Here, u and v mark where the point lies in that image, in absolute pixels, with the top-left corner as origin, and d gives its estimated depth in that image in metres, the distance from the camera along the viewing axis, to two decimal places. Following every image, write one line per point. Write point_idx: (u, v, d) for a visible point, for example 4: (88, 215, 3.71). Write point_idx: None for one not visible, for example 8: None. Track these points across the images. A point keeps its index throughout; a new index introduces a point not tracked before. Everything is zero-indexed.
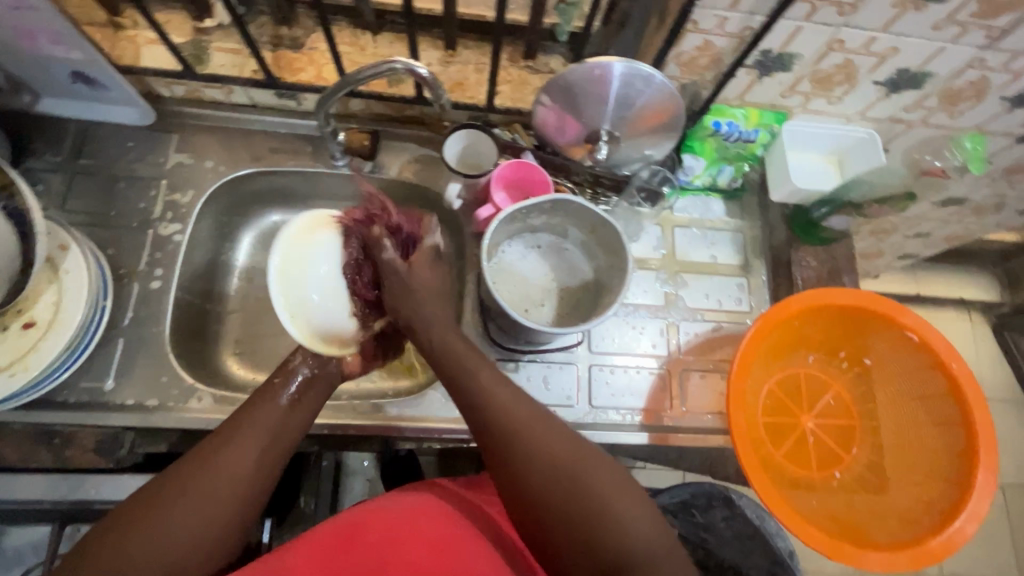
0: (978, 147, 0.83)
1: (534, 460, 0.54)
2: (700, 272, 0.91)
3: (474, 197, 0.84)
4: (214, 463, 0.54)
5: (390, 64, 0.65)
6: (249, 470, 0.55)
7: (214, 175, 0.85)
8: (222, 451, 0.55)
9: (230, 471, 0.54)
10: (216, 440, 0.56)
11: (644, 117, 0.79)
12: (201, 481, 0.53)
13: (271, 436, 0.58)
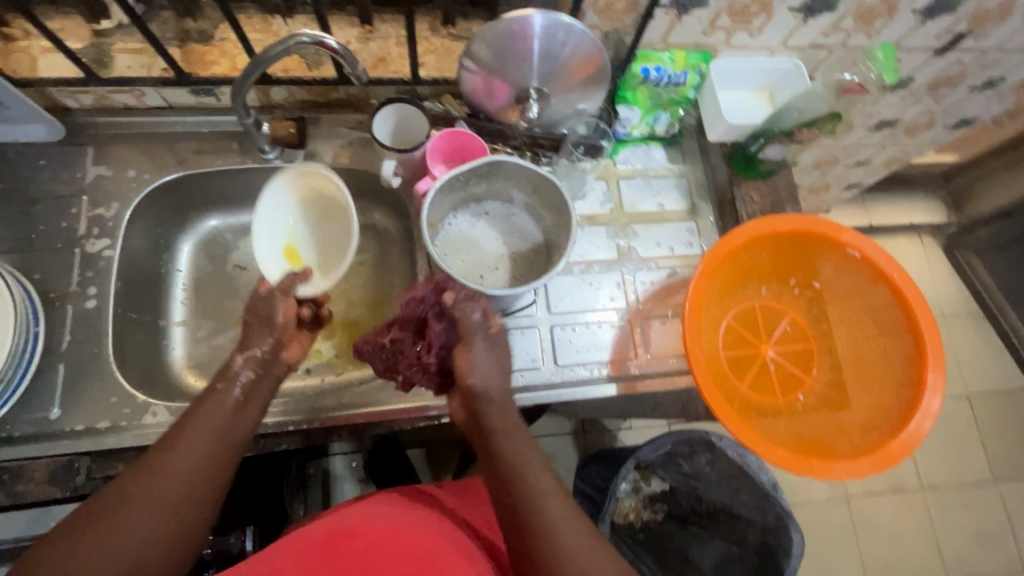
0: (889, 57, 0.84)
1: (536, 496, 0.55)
2: (649, 221, 0.91)
3: (412, 173, 0.81)
4: (171, 458, 0.52)
5: (297, 38, 0.63)
6: (205, 468, 0.54)
7: (137, 184, 0.81)
8: (178, 450, 0.53)
9: (183, 468, 0.52)
10: (163, 444, 0.54)
11: (571, 70, 0.78)
12: (162, 478, 0.51)
13: (223, 433, 0.57)
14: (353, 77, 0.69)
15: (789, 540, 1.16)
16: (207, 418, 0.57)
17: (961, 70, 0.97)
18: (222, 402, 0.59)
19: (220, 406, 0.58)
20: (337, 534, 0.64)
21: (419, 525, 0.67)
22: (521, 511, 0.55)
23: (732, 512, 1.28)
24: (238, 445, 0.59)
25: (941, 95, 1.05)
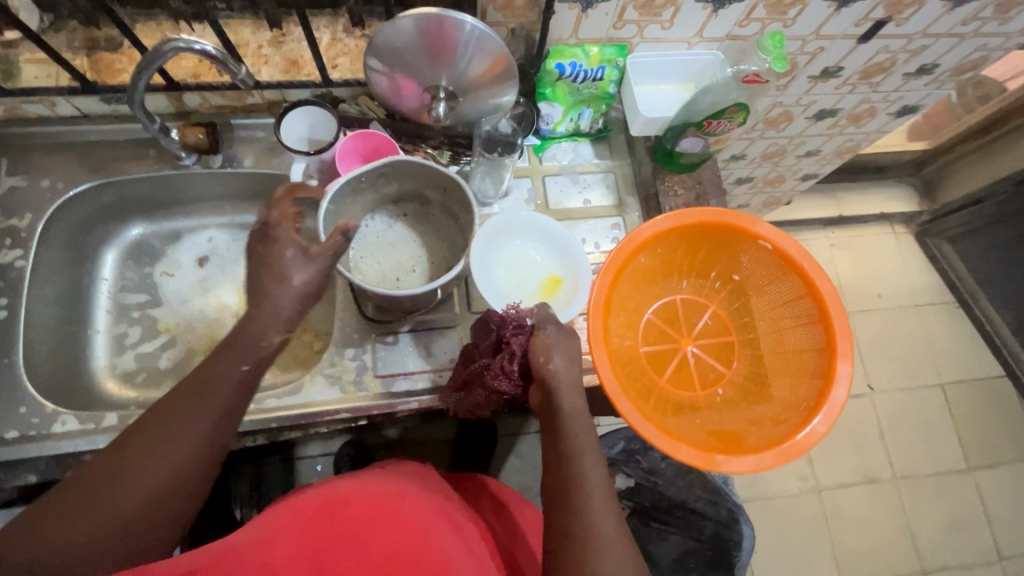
0: (779, 45, 0.76)
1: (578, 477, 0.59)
2: (575, 218, 0.91)
3: (326, 174, 0.82)
4: (163, 435, 0.54)
5: (171, 43, 0.63)
6: (201, 448, 0.55)
7: (52, 194, 0.81)
8: (177, 428, 0.54)
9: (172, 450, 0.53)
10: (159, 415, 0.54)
11: (478, 70, 0.76)
12: (155, 455, 0.53)
13: (224, 415, 0.57)
14: (241, 75, 0.70)
15: (738, 533, 1.21)
16: (208, 392, 0.56)
17: (892, 55, 0.96)
18: (231, 377, 0.57)
19: (230, 381, 0.57)
20: (328, 500, 0.61)
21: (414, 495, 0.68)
22: (562, 486, 0.59)
23: (688, 506, 1.26)
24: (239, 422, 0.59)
25: (877, 82, 1.04)
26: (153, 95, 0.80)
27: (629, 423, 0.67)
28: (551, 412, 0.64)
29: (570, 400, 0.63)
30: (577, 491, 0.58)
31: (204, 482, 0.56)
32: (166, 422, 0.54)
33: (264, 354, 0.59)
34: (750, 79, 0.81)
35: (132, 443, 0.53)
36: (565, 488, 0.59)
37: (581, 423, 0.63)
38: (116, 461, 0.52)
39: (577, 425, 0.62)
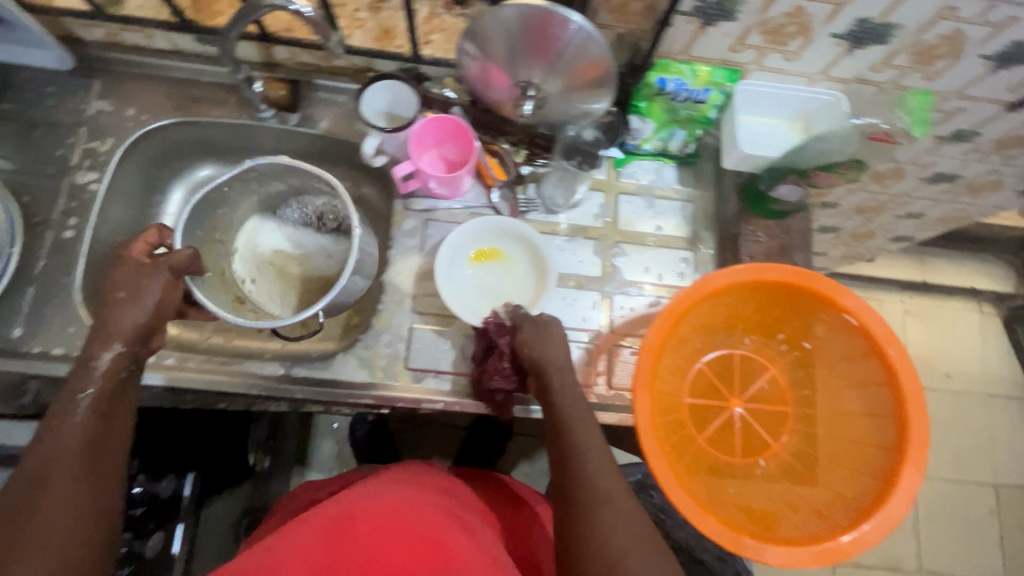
0: (922, 107, 0.76)
1: (589, 483, 0.55)
2: (643, 244, 0.85)
3: (398, 154, 0.80)
4: (38, 503, 0.48)
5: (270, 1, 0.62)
6: (86, 493, 0.51)
7: (135, 124, 0.82)
8: (48, 490, 0.49)
9: (63, 504, 0.49)
10: (27, 485, 0.49)
11: (574, 70, 0.71)
12: (37, 531, 0.47)
13: (94, 441, 0.53)
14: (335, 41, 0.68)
15: None
16: (63, 440, 0.52)
17: None
18: (83, 406, 0.54)
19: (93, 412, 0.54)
20: (332, 519, 0.60)
21: (403, 505, 0.62)
22: (562, 478, 0.57)
23: (693, 555, 1.14)
24: (120, 439, 0.56)
25: (1013, 156, 0.92)
26: (246, 42, 0.79)
27: (655, 477, 0.62)
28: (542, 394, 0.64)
29: (563, 408, 0.61)
30: (578, 475, 0.56)
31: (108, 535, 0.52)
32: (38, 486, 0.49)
33: (103, 373, 0.57)
34: (877, 136, 0.78)
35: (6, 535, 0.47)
36: (574, 497, 0.55)
37: (577, 431, 0.59)
38: (13, 543, 0.46)
39: (580, 435, 0.59)
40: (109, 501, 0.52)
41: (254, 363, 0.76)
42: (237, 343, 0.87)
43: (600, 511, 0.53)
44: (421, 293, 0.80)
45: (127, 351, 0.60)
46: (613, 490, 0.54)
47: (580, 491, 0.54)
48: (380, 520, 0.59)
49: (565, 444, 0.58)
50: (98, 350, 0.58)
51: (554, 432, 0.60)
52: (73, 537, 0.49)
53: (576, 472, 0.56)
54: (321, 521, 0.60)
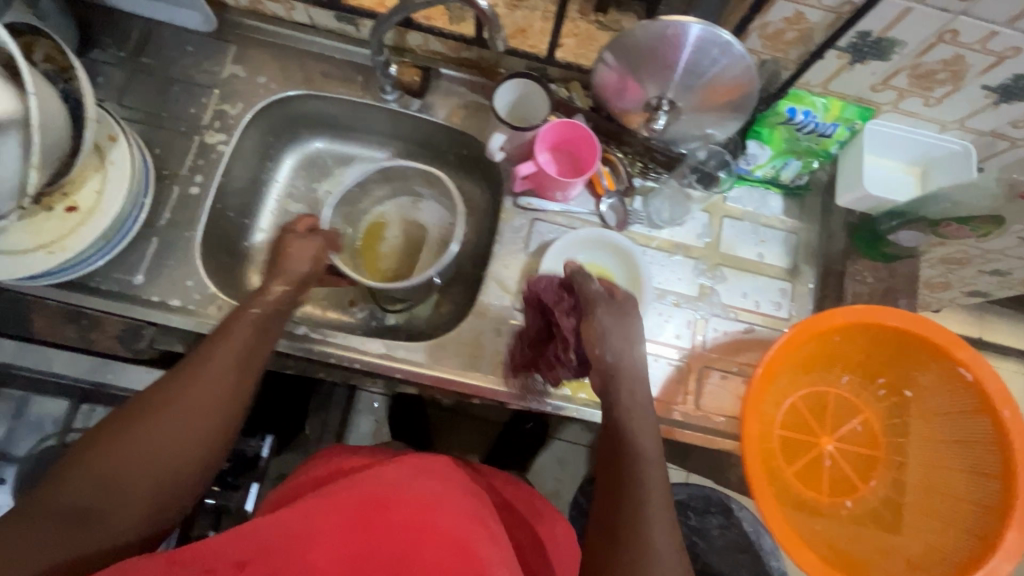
0: None
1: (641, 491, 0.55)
2: (743, 269, 0.85)
3: (517, 151, 0.80)
4: (184, 390, 0.56)
5: None
6: (222, 397, 0.58)
7: (265, 91, 0.84)
8: (193, 381, 0.57)
9: (209, 387, 0.57)
10: (196, 359, 0.59)
11: (711, 91, 0.73)
12: (173, 412, 0.55)
13: (244, 354, 0.62)
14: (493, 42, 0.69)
15: None
16: (221, 349, 0.60)
17: None
18: (246, 325, 0.64)
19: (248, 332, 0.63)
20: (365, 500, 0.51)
21: (437, 490, 0.55)
22: (619, 483, 0.56)
23: None
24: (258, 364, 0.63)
25: None
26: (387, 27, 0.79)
27: (757, 504, 0.63)
28: (610, 407, 0.61)
29: (631, 410, 0.60)
30: (632, 492, 0.55)
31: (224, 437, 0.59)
32: (189, 376, 0.57)
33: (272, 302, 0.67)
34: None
35: (150, 406, 0.55)
36: (619, 502, 0.55)
37: (643, 442, 0.59)
38: (167, 398, 0.56)
39: (643, 441, 0.59)
40: (237, 409, 0.60)
41: (357, 339, 0.78)
42: (329, 314, 0.90)
43: (644, 518, 0.54)
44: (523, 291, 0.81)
45: (289, 290, 0.70)
46: (663, 507, 0.55)
47: (631, 501, 0.55)
48: (413, 506, 0.52)
49: (627, 450, 0.58)
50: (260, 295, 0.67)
51: (609, 432, 0.60)
52: (198, 429, 0.56)
53: (631, 482, 0.56)
54: (348, 501, 0.51)
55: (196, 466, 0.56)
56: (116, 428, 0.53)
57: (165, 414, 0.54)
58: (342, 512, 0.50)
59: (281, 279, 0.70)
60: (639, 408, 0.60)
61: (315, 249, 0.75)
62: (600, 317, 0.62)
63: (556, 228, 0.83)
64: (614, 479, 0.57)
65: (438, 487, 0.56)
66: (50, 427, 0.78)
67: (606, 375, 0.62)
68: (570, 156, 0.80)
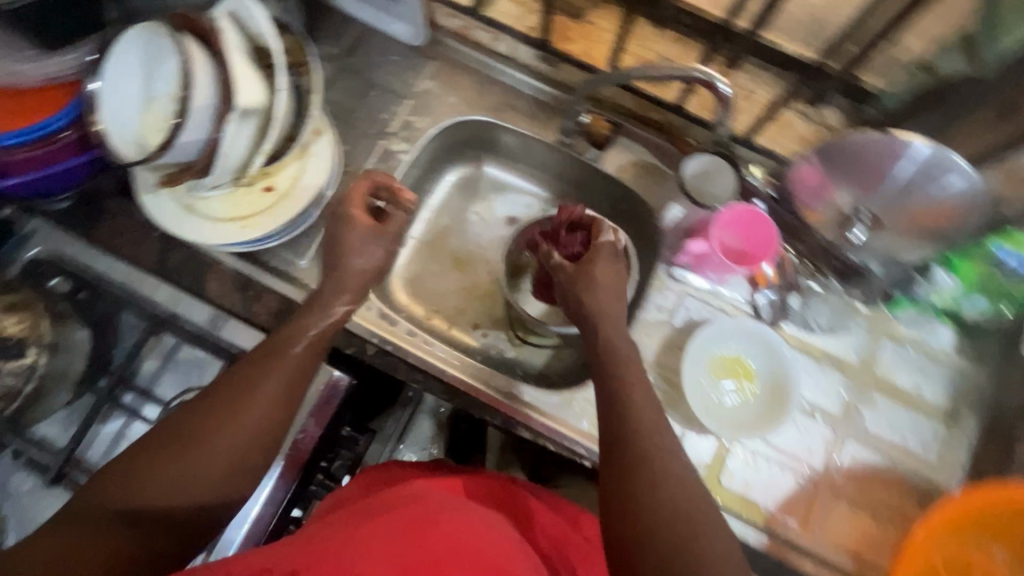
0: None
1: (669, 520, 0.49)
2: (896, 398, 0.79)
3: (688, 224, 0.78)
4: (235, 406, 0.56)
5: (690, 72, 0.60)
6: (279, 400, 0.59)
7: (452, 111, 0.87)
8: (255, 383, 0.58)
9: (258, 403, 0.57)
10: (249, 370, 0.59)
11: (919, 211, 0.70)
12: (237, 415, 0.56)
13: (293, 372, 0.61)
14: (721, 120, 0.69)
15: None
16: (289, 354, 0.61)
17: None
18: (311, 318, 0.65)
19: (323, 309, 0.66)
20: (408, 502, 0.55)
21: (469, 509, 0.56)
22: (642, 514, 0.50)
23: None
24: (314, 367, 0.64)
25: None
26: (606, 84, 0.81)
27: None
28: (616, 443, 0.55)
29: (640, 417, 0.56)
30: (661, 517, 0.49)
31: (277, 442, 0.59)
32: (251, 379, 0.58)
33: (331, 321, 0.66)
34: None
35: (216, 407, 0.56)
36: (630, 493, 0.51)
37: (642, 438, 0.54)
38: (219, 413, 0.55)
39: (657, 458, 0.53)
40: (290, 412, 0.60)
41: (487, 371, 0.77)
42: (452, 331, 0.89)
43: (662, 513, 0.49)
44: (659, 364, 0.78)
45: (353, 305, 0.69)
46: (689, 500, 0.50)
47: (651, 493, 0.50)
48: (458, 524, 0.52)
49: (644, 448, 0.53)
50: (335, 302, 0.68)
51: (620, 462, 0.53)
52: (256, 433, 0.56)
53: (644, 476, 0.51)
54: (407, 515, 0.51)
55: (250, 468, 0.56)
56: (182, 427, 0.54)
57: (226, 417, 0.55)
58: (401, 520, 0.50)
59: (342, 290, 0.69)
60: (647, 425, 0.55)
61: (379, 256, 0.71)
62: (597, 300, 0.66)
63: (704, 308, 0.80)
64: (629, 471, 0.52)
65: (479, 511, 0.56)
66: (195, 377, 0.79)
67: (620, 388, 0.59)
68: (742, 241, 0.74)
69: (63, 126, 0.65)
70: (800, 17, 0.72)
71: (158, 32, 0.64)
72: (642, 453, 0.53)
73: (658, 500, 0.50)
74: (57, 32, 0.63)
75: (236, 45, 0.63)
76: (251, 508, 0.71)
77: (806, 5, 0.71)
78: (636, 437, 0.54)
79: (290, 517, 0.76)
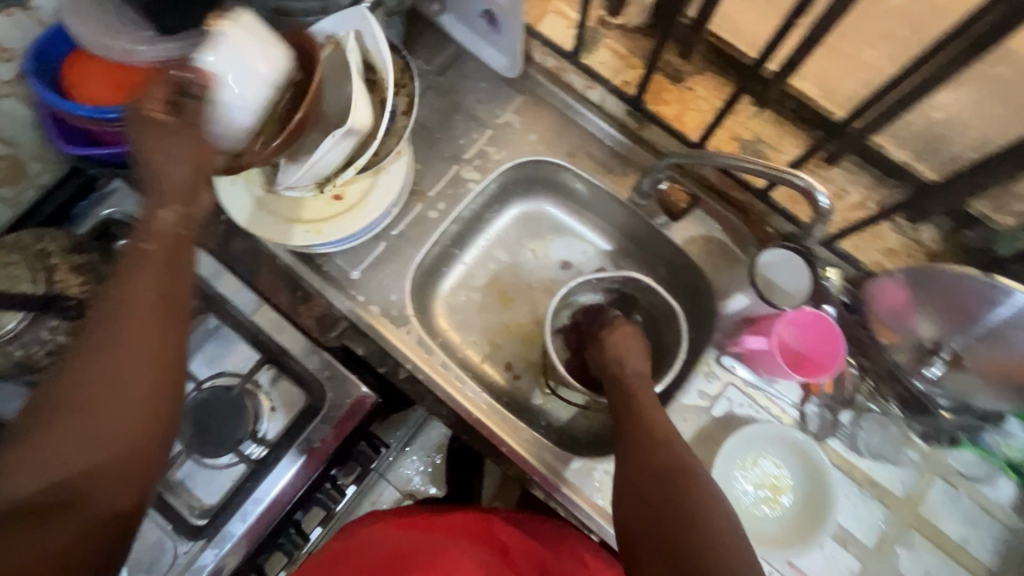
0: None
1: (692, 515, 0.52)
2: (939, 546, 0.73)
3: (748, 316, 0.75)
4: (72, 407, 0.43)
5: (794, 177, 0.59)
6: (150, 318, 0.46)
7: (530, 149, 0.86)
8: (114, 317, 0.45)
9: (107, 393, 0.43)
10: (81, 355, 0.44)
11: (1007, 361, 0.63)
12: (97, 363, 0.44)
13: (131, 321, 0.45)
14: (809, 224, 0.65)
15: None
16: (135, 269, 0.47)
17: None
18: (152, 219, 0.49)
19: (171, 177, 0.50)
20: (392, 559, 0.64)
21: (447, 546, 0.66)
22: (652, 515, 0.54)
23: None
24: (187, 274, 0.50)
25: None
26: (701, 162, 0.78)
27: None
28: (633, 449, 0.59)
29: (667, 439, 0.59)
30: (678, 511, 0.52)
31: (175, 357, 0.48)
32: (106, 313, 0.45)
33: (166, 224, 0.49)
34: None
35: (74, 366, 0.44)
36: (669, 507, 0.53)
37: (671, 456, 0.57)
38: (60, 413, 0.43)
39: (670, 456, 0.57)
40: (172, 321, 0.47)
41: (512, 420, 0.76)
42: (485, 367, 0.87)
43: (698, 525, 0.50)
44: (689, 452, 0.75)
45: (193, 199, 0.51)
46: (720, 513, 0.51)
47: (687, 503, 0.52)
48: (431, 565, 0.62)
49: (674, 464, 0.56)
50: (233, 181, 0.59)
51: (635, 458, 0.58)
52: (133, 368, 0.44)
53: (676, 485, 0.54)
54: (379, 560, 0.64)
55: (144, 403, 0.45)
56: (45, 407, 0.43)
57: (88, 374, 0.44)
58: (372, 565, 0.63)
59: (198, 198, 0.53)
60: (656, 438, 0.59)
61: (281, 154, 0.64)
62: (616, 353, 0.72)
63: (748, 403, 0.76)
64: (666, 484, 0.54)
65: (456, 549, 0.65)
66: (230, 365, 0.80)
67: (642, 416, 0.62)
68: (808, 344, 0.71)
69: None
70: (916, 127, 0.67)
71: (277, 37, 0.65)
72: (679, 468, 0.56)
73: (699, 511, 0.51)
74: (175, 20, 0.66)
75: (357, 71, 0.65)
76: (256, 504, 0.71)
77: (923, 120, 0.66)
78: (665, 459, 0.57)
79: (290, 519, 0.76)
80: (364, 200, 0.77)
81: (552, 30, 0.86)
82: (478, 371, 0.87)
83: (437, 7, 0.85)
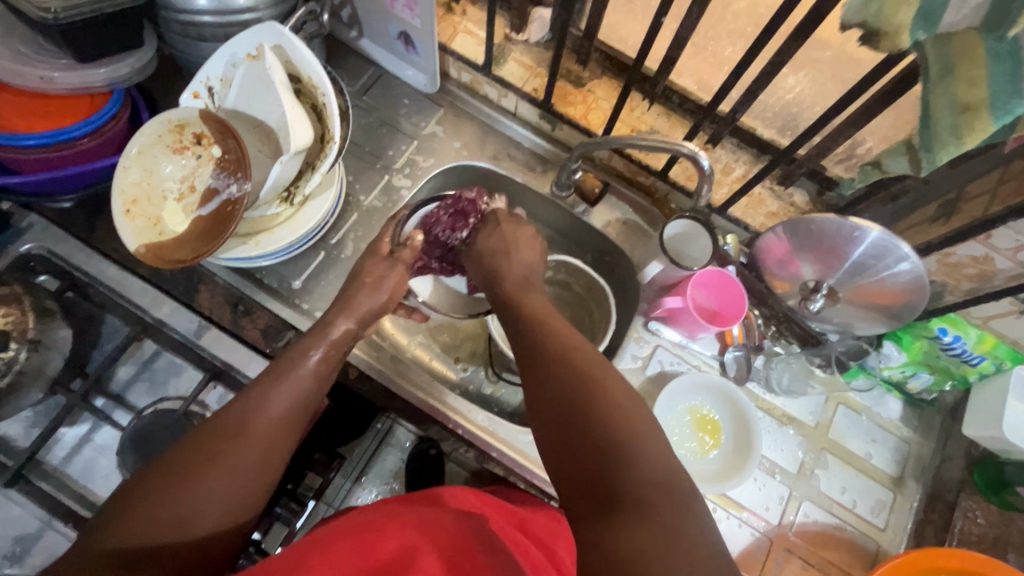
0: None
1: (581, 401, 0.50)
2: (849, 463, 0.83)
3: (665, 283, 0.83)
4: (235, 445, 0.53)
5: (677, 147, 0.68)
6: (279, 440, 0.56)
7: (455, 155, 0.93)
8: (273, 397, 0.57)
9: (259, 438, 0.54)
10: (243, 407, 0.55)
11: (871, 290, 0.75)
12: (227, 462, 0.52)
13: (298, 403, 0.59)
14: (697, 190, 0.75)
15: None
16: (279, 393, 0.58)
17: None
18: (302, 370, 0.61)
19: (216, 235, 0.70)
20: (366, 524, 0.58)
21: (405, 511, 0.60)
22: (568, 423, 0.50)
23: None
24: (330, 340, 0.65)
25: None
26: (613, 156, 0.90)
27: None
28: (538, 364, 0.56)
29: (583, 375, 0.52)
30: (586, 414, 0.49)
31: (303, 415, 0.59)
32: (248, 418, 0.55)
33: (332, 341, 0.65)
34: None
35: (197, 451, 0.51)
36: (577, 436, 0.49)
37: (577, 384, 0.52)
38: (219, 451, 0.52)
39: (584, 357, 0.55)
40: (286, 446, 0.57)
41: (464, 405, 0.81)
42: (434, 363, 0.91)
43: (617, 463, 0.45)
44: None
45: (353, 329, 0.68)
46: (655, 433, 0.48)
47: (585, 398, 0.50)
48: (404, 531, 0.57)
49: (595, 393, 0.50)
50: (336, 321, 0.68)
51: (535, 368, 0.56)
52: (253, 468, 0.53)
53: (590, 390, 0.51)
54: (340, 535, 0.56)
55: (249, 502, 0.53)
56: (229, 413, 0.55)
57: (214, 468, 0.51)
58: (343, 535, 0.57)
59: (348, 317, 0.69)
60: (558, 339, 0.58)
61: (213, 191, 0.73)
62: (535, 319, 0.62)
63: (677, 360, 0.86)
64: (579, 413, 0.50)
65: (421, 513, 0.61)
66: (172, 388, 0.80)
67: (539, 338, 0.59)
68: (715, 301, 0.80)
69: (84, 134, 0.72)
70: (775, 108, 0.82)
71: (182, 109, 0.72)
72: (580, 365, 0.54)
73: (625, 428, 0.47)
74: (92, 49, 0.68)
75: (285, 82, 0.71)
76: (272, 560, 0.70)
77: (779, 99, 0.82)
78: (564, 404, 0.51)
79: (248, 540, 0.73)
80: (301, 210, 0.79)
81: (465, 48, 0.91)
82: (429, 368, 0.90)
83: (355, 34, 0.91)
